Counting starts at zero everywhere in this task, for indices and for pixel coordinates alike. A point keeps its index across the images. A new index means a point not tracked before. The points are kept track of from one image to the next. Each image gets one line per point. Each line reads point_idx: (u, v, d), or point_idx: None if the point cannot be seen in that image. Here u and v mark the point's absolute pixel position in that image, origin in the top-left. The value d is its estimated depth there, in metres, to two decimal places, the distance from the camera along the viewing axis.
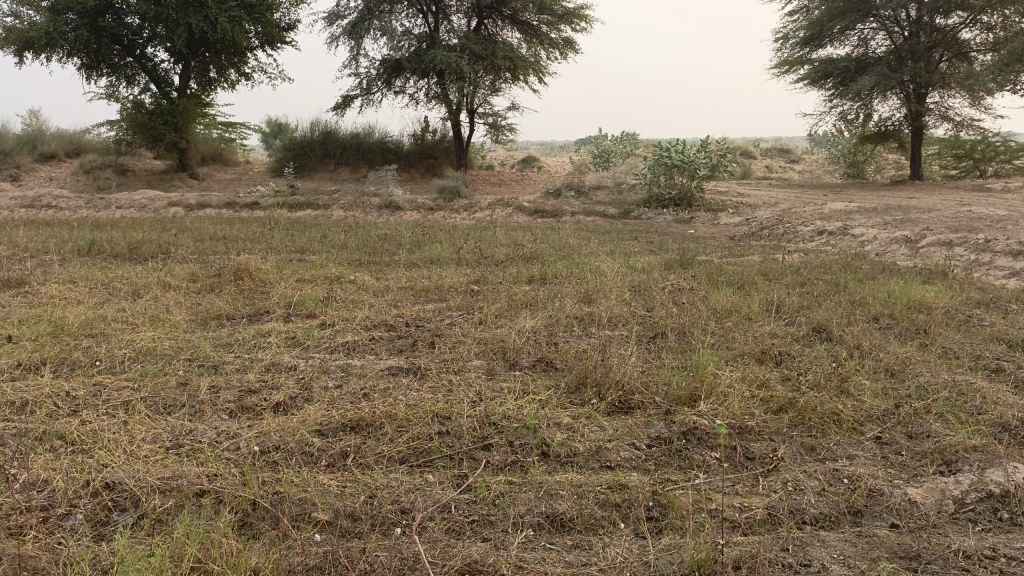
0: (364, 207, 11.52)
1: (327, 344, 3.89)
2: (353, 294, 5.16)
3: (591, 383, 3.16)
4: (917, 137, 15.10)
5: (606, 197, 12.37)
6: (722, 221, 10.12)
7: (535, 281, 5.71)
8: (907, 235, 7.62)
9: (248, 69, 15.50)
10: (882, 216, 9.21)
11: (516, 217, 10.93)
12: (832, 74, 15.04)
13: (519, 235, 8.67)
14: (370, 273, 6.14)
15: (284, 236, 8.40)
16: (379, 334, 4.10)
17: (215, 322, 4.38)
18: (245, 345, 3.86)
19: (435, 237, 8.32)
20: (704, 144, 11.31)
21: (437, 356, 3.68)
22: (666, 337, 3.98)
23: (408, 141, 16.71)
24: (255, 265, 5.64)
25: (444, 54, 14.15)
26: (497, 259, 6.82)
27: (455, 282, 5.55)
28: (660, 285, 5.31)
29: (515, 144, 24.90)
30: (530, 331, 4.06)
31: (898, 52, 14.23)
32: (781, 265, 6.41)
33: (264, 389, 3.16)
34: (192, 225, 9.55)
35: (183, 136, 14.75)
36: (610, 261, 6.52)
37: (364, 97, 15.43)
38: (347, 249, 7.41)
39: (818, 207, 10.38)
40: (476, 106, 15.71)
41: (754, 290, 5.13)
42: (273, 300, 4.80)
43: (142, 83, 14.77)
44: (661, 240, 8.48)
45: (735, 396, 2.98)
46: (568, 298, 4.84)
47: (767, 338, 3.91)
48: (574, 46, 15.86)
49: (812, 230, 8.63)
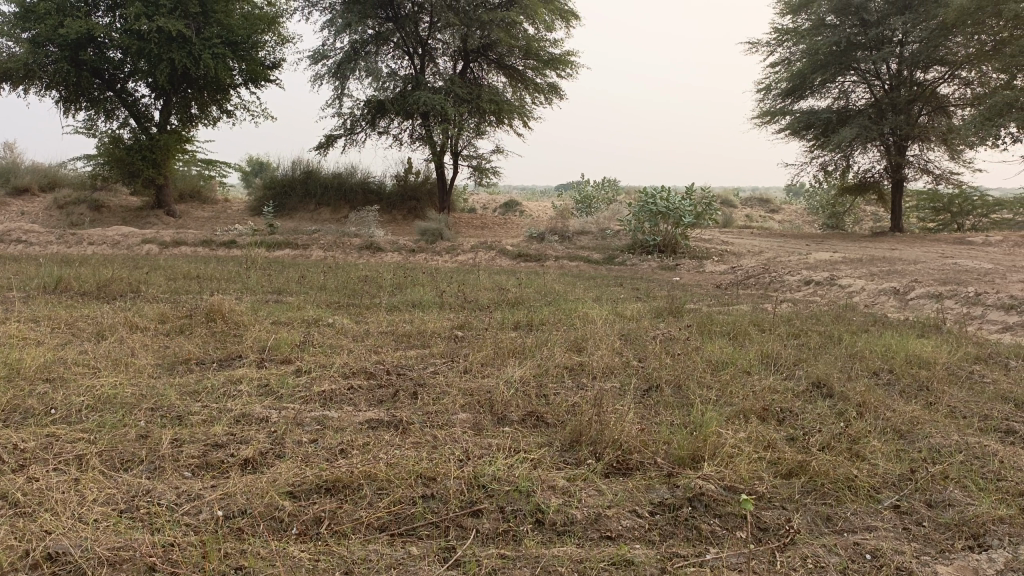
0: (345, 247, 11.31)
1: (302, 393, 3.65)
2: (330, 339, 4.93)
3: (586, 441, 2.95)
4: (897, 189, 15.24)
5: (590, 243, 12.26)
6: (707, 269, 10.02)
7: (522, 328, 5.51)
8: (896, 287, 7.53)
9: (230, 106, 15.38)
10: (868, 267, 9.15)
11: (499, 260, 10.76)
12: (813, 125, 15.21)
13: (503, 279, 8.49)
14: (349, 316, 5.91)
15: (260, 276, 8.16)
16: (358, 383, 3.86)
17: (182, 368, 4.12)
18: (215, 393, 3.61)
19: (417, 280, 8.11)
20: (689, 191, 11.28)
21: (420, 409, 3.45)
22: (661, 390, 3.78)
23: (390, 183, 16.59)
24: (229, 306, 5.40)
25: (429, 96, 14.13)
26: (480, 303, 6.62)
27: (438, 327, 5.34)
28: (651, 335, 5.13)
29: (497, 188, 24.89)
30: (518, 382, 3.85)
31: (879, 105, 14.42)
32: (772, 315, 6.27)
33: (232, 443, 2.92)
34: (166, 263, 9.29)
35: (161, 172, 14.52)
36: (597, 308, 6.35)
37: (347, 137, 15.33)
38: (326, 291, 7.18)
39: (803, 257, 10.33)
40: (460, 149, 15.67)
41: (748, 341, 4.96)
42: (246, 345, 4.55)
43: (121, 118, 14.61)
44: (648, 287, 8.33)
45: (740, 458, 2.78)
46: (557, 347, 4.64)
47: (767, 393, 3.73)
48: (559, 92, 15.94)
49: (799, 280, 8.54)
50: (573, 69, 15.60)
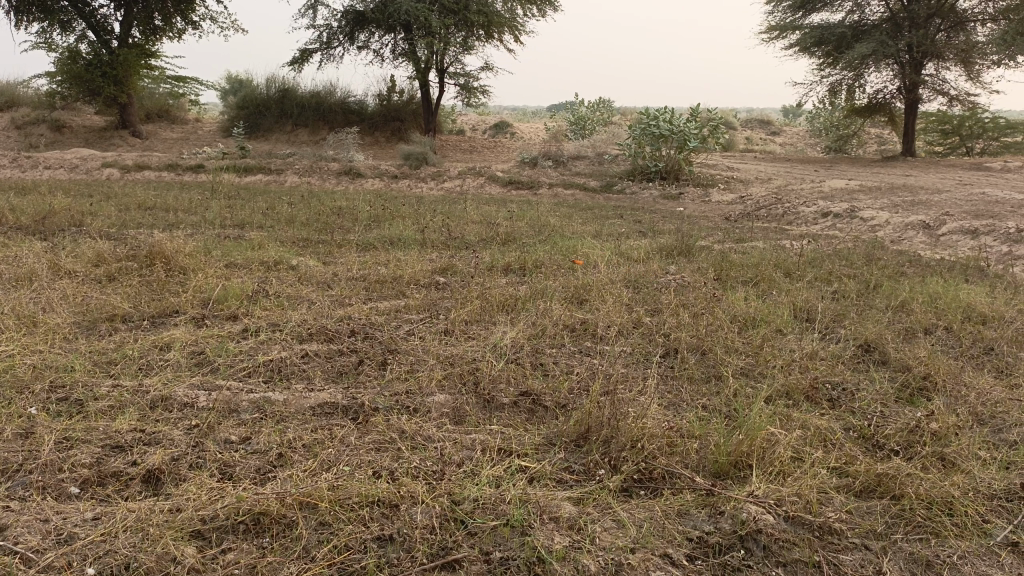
0: (322, 173, 10.47)
1: (243, 365, 2.96)
2: (290, 286, 4.22)
3: (597, 439, 2.30)
4: (910, 112, 14.33)
5: (585, 168, 11.46)
6: (714, 199, 9.28)
7: (513, 272, 4.81)
8: (925, 220, 6.82)
9: (196, 17, 14.22)
10: (888, 197, 8.45)
11: (488, 188, 9.99)
12: (826, 41, 14.16)
13: (492, 210, 7.74)
14: (316, 256, 5.19)
15: (224, 206, 7.39)
16: (315, 348, 3.17)
17: (104, 328, 3.42)
18: (137, 366, 2.91)
19: (398, 211, 7.36)
20: (694, 113, 10.39)
21: (389, 386, 2.79)
22: (684, 359, 3.12)
23: (371, 102, 15.58)
24: (176, 247, 4.66)
25: (411, 6, 13.00)
26: (467, 241, 5.90)
27: (417, 271, 4.63)
28: (662, 281, 4.46)
29: (487, 109, 23.77)
30: (509, 348, 3.18)
31: (896, 20, 13.35)
32: (793, 255, 5.60)
33: (139, 446, 2.24)
34: (124, 190, 8.46)
35: (124, 90, 13.48)
36: (598, 246, 5.64)
37: (324, 52, 14.24)
38: (294, 225, 6.43)
39: (817, 185, 9.57)
40: (446, 65, 14.62)
41: (775, 290, 4.31)
42: (187, 297, 3.84)
43: (78, 30, 13.40)
44: (650, 219, 7.62)
45: (802, 472, 2.13)
46: (554, 298, 3.95)
47: (810, 363, 3.09)
48: (553, 3, 14.77)
49: (816, 211, 7.83)
50: None
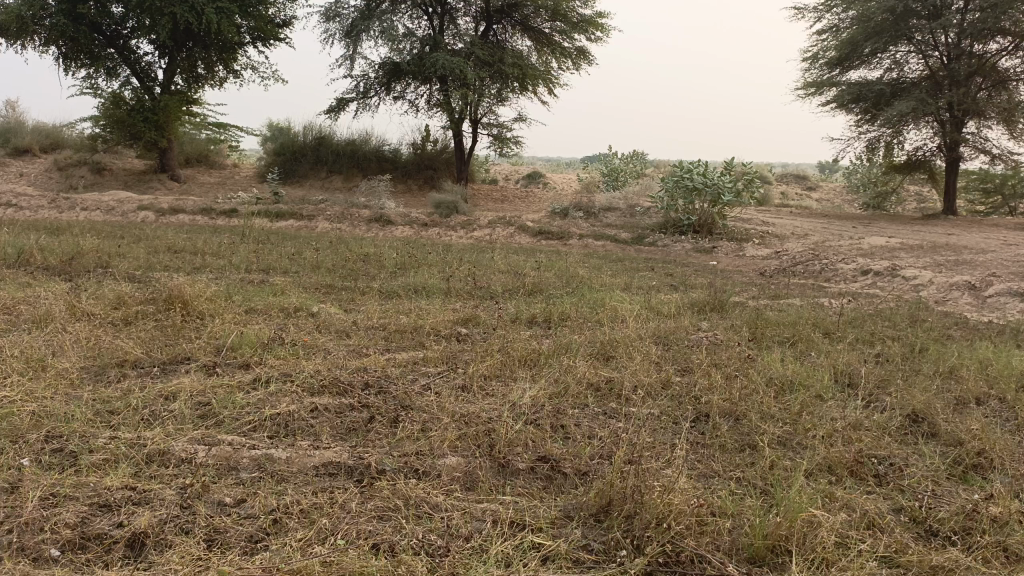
0: (353, 220, 10.48)
1: (248, 418, 2.81)
2: (308, 335, 4.10)
3: (620, 515, 2.10)
4: (951, 169, 14.06)
5: (617, 220, 11.34)
6: (748, 253, 9.08)
7: (539, 325, 4.65)
8: (971, 281, 6.56)
9: (238, 66, 14.55)
10: (930, 255, 8.17)
11: (518, 238, 9.89)
12: (863, 98, 14.00)
13: (521, 260, 7.63)
14: (338, 304, 5.09)
15: (252, 250, 7.37)
16: (325, 402, 3.03)
17: (113, 374, 3.31)
18: (140, 416, 2.79)
19: (426, 260, 7.27)
20: (729, 166, 10.25)
21: (400, 446, 2.62)
22: (716, 426, 2.91)
23: (406, 150, 15.72)
24: (196, 291, 4.58)
25: (447, 58, 13.16)
26: (493, 291, 5.77)
27: (439, 322, 4.49)
28: (693, 339, 4.26)
29: (521, 159, 23.91)
30: (529, 408, 3.01)
31: (935, 77, 13.18)
32: (832, 314, 5.37)
33: (126, 506, 2.10)
34: (156, 232, 8.52)
35: (164, 135, 13.75)
36: (628, 299, 5.47)
37: (360, 101, 14.44)
38: (320, 271, 6.37)
39: (855, 242, 9.33)
40: (480, 116, 14.73)
41: (813, 351, 4.09)
42: (200, 343, 3.73)
43: (123, 76, 13.76)
44: (682, 273, 7.43)
45: (848, 562, 1.92)
46: (579, 354, 3.78)
47: (854, 434, 2.87)
48: (588, 56, 14.87)
49: (855, 269, 7.59)
50: (605, 31, 14.48)
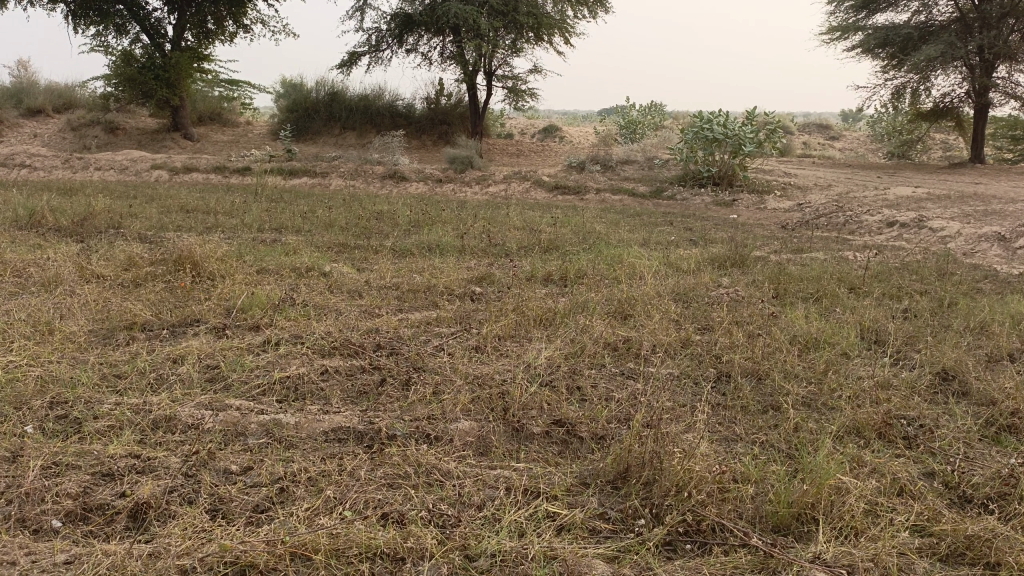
0: (367, 176, 10.36)
1: (256, 381, 2.75)
2: (319, 295, 4.02)
3: (638, 482, 2.03)
4: (980, 116, 13.63)
5: (635, 173, 11.13)
6: (769, 205, 8.88)
7: (555, 283, 4.55)
8: (1000, 232, 6.35)
9: (248, 21, 14.32)
10: (958, 206, 7.94)
11: (534, 193, 9.74)
12: (890, 43, 13.53)
13: (536, 215, 7.49)
14: (351, 263, 5.01)
15: (264, 209, 7.29)
16: (336, 364, 2.96)
17: (121, 337, 3.26)
18: (147, 380, 2.73)
19: (440, 216, 7.16)
20: (750, 116, 9.97)
21: (410, 410, 2.55)
22: (738, 387, 2.82)
23: (419, 105, 15.49)
24: (206, 251, 4.51)
25: (460, 8, 12.84)
26: (508, 248, 5.66)
27: (453, 280, 4.40)
28: (713, 295, 4.14)
29: (536, 113, 23.56)
30: (545, 370, 2.92)
31: (966, 20, 12.69)
32: (856, 268, 5.21)
33: (130, 475, 2.05)
34: (168, 191, 8.45)
35: (176, 93, 13.61)
36: (646, 255, 5.34)
37: (372, 55, 14.19)
38: (332, 229, 6.28)
39: (880, 193, 9.08)
40: (494, 68, 14.44)
41: (837, 307, 3.96)
42: (209, 305, 3.66)
43: (133, 33, 13.57)
44: (702, 227, 7.27)
45: (878, 530, 1.83)
46: (596, 313, 3.68)
47: (882, 394, 2.77)
48: (605, 4, 14.47)
49: (880, 220, 7.39)
50: None
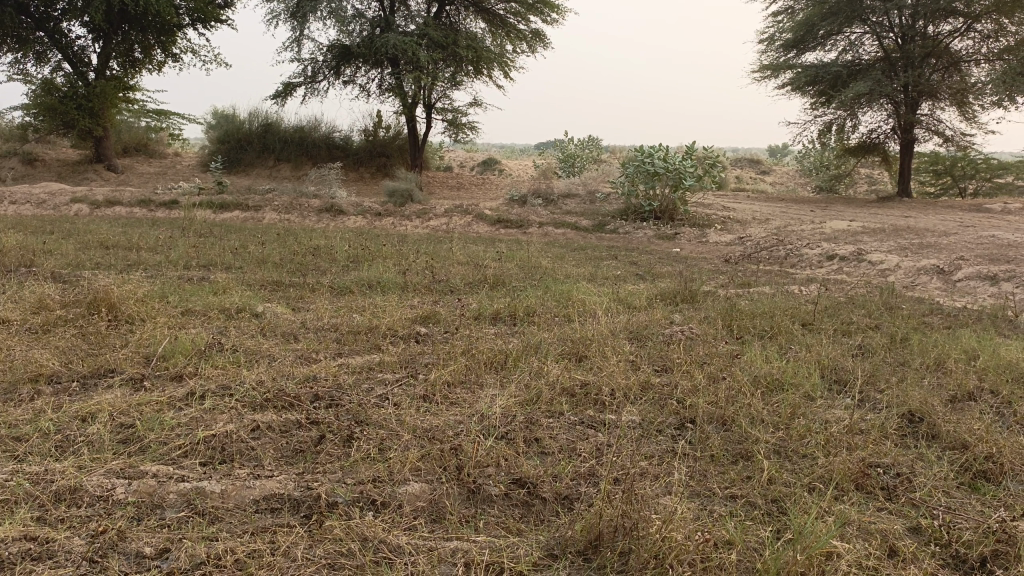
0: (303, 210, 10.04)
1: (178, 442, 2.46)
2: (251, 339, 3.73)
3: (612, 553, 1.82)
4: (905, 152, 14.11)
5: (577, 207, 11.08)
6: (711, 239, 8.90)
7: (503, 322, 4.35)
8: (938, 265, 6.44)
9: (177, 50, 13.90)
10: (894, 239, 8.08)
11: (476, 226, 9.58)
12: (819, 80, 13.92)
13: (480, 250, 7.31)
14: (286, 302, 4.72)
15: (192, 245, 6.91)
16: (268, 419, 2.67)
17: (25, 391, 2.91)
18: (51, 443, 2.41)
19: (380, 252, 6.90)
20: (689, 151, 10.04)
21: (354, 471, 2.30)
22: (705, 435, 2.65)
23: (357, 137, 15.23)
24: (126, 293, 4.15)
25: (398, 40, 12.71)
26: (453, 285, 5.45)
27: (396, 320, 4.16)
28: (668, 333, 4.00)
29: (474, 147, 23.52)
30: (500, 420, 2.71)
31: (889, 59, 13.16)
32: (805, 302, 5.17)
33: (22, 564, 1.74)
34: (89, 226, 7.98)
35: (99, 123, 13.04)
36: (595, 291, 5.20)
37: (308, 86, 13.91)
38: (266, 266, 5.97)
39: (817, 226, 9.22)
40: (433, 101, 14.33)
41: (793, 345, 3.86)
42: (127, 353, 3.34)
43: (54, 61, 13.00)
44: (646, 261, 7.20)
45: None
46: (549, 355, 3.49)
47: (853, 438, 2.64)
48: (543, 39, 14.55)
49: (820, 254, 7.44)
50: (560, 12, 14.16)
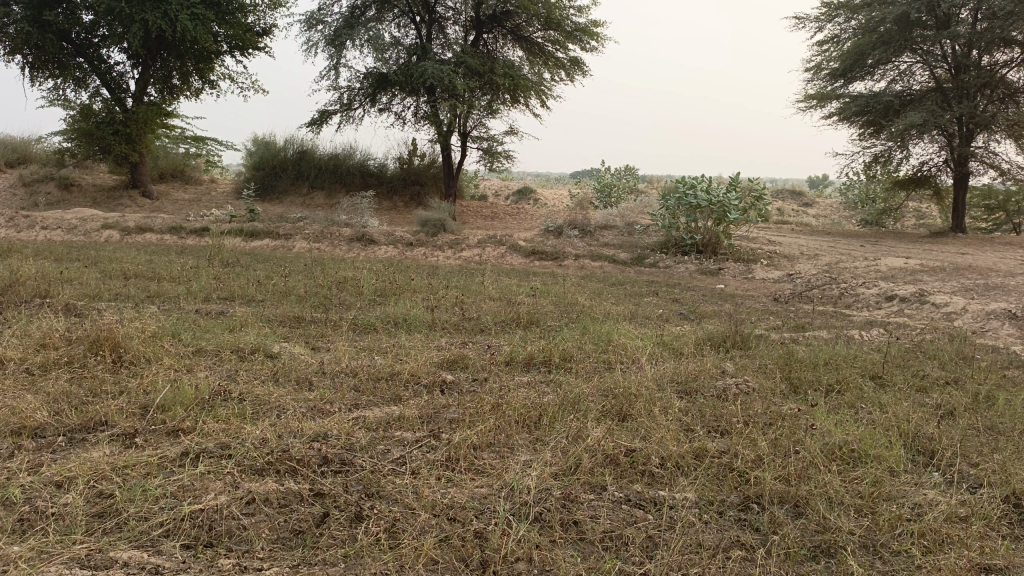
0: (333, 239, 9.81)
1: (161, 518, 2.12)
2: (259, 385, 3.40)
3: None
4: (959, 185, 13.49)
5: (615, 239, 10.72)
6: (757, 275, 8.46)
7: (537, 369, 3.98)
8: (1010, 309, 5.93)
9: (214, 77, 13.91)
10: (956, 279, 7.56)
11: (510, 258, 9.26)
12: (869, 110, 13.41)
13: (514, 284, 6.97)
14: (304, 341, 4.40)
15: (216, 275, 6.66)
16: (266, 490, 2.32)
17: (3, 447, 2.61)
18: (14, 519, 2.08)
19: (409, 285, 6.59)
20: (733, 183, 9.62)
21: (360, 565, 1.92)
22: (775, 522, 2.24)
23: (391, 164, 15.07)
24: (134, 330, 3.86)
25: (435, 67, 12.53)
26: (483, 323, 5.11)
27: (421, 364, 3.81)
28: (721, 387, 3.58)
29: (509, 176, 23.30)
30: (534, 498, 2.32)
31: (943, 90, 12.64)
32: (869, 350, 4.72)
33: None
34: (115, 254, 7.81)
35: (135, 148, 13.03)
36: (638, 334, 4.81)
37: (343, 113, 13.80)
38: (289, 299, 5.69)
39: (871, 263, 8.73)
40: (469, 129, 14.13)
41: (863, 404, 3.43)
42: (121, 403, 3.02)
43: (93, 87, 13.06)
44: (690, 299, 6.80)
45: None
46: (589, 413, 3.10)
47: (955, 530, 2.21)
48: (582, 67, 14.29)
49: (877, 294, 6.96)
50: (600, 40, 13.88)
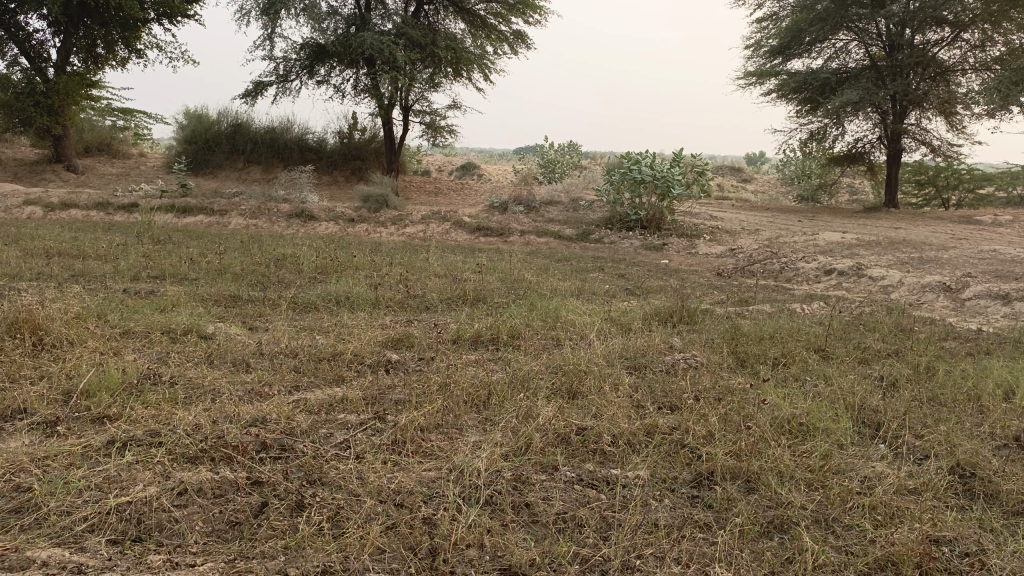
0: (271, 215, 9.52)
1: (85, 513, 1.97)
2: (192, 368, 3.23)
3: None
4: (893, 161, 13.83)
5: (559, 214, 10.66)
6: (701, 250, 8.51)
7: (484, 347, 3.90)
8: (944, 282, 6.07)
9: (142, 46, 13.30)
10: (892, 253, 7.72)
11: (454, 234, 9.12)
12: (807, 87, 13.61)
13: (459, 261, 6.85)
14: (240, 321, 4.21)
15: (146, 253, 6.37)
16: (200, 479, 2.18)
17: None
18: None
19: (350, 262, 6.41)
20: (677, 158, 9.64)
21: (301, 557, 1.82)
22: (729, 500, 2.21)
23: (330, 138, 14.71)
24: (55, 312, 3.63)
25: (375, 39, 12.20)
26: (428, 301, 4.99)
27: (364, 344, 3.69)
28: (670, 362, 3.56)
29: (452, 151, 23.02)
30: (484, 480, 2.24)
31: (877, 68, 12.90)
32: (812, 324, 4.76)
33: None
34: (37, 231, 7.41)
35: (58, 121, 12.40)
36: (585, 309, 4.76)
37: (280, 85, 13.37)
38: (225, 277, 5.47)
39: (810, 237, 8.88)
40: (411, 103, 13.86)
41: (809, 377, 3.45)
42: (41, 389, 2.82)
43: (11, 56, 12.35)
44: (635, 274, 6.79)
45: None
46: (538, 391, 3.04)
47: (905, 502, 2.21)
48: (525, 40, 14.13)
49: (816, 268, 7.07)
50: (543, 14, 13.73)
